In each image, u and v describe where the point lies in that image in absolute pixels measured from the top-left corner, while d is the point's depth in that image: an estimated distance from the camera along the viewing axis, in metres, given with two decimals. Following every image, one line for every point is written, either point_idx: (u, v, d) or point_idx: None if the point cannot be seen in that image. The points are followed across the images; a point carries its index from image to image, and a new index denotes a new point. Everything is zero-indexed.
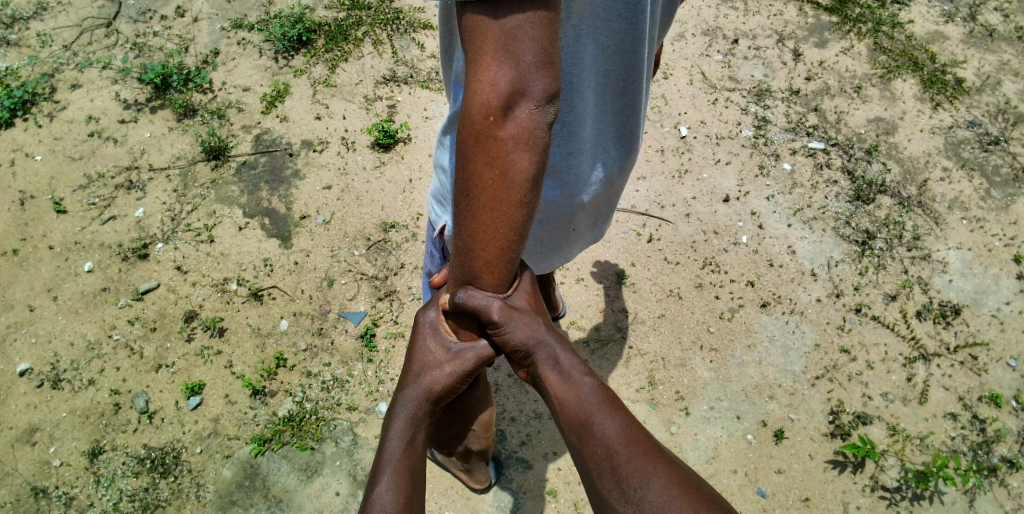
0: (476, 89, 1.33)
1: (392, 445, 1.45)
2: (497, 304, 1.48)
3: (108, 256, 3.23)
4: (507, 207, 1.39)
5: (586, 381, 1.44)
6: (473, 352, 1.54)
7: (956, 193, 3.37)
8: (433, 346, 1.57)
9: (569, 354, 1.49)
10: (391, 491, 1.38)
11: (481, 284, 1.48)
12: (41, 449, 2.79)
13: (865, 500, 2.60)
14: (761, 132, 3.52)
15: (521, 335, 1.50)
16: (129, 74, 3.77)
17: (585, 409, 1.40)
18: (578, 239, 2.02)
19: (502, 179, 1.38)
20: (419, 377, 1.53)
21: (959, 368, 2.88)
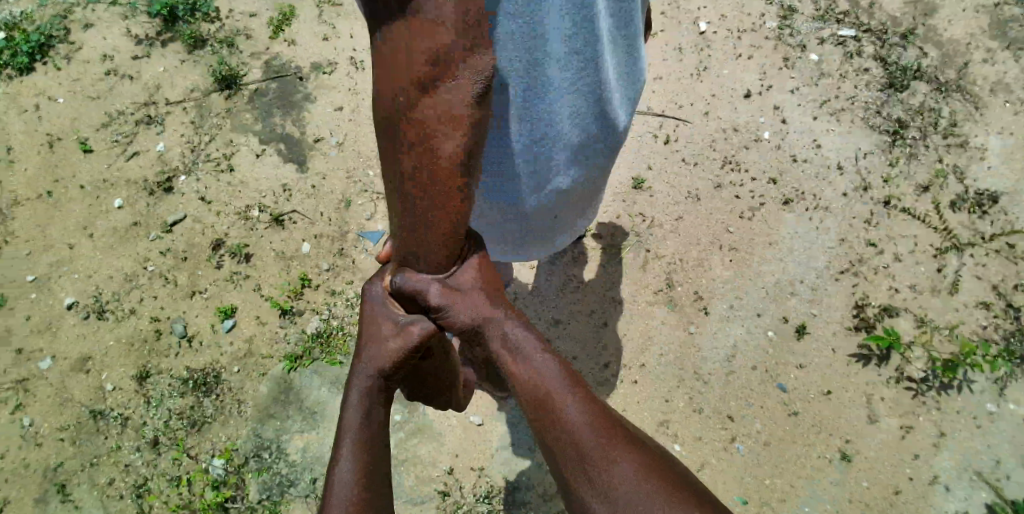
0: (396, 78, 1.16)
1: (349, 434, 1.20)
2: (440, 285, 1.25)
3: (135, 191, 3.31)
4: (445, 194, 1.23)
5: (544, 360, 1.16)
6: (426, 325, 1.26)
7: (1000, 74, 3.12)
8: (381, 318, 1.29)
9: (521, 328, 1.20)
10: (355, 482, 1.16)
11: (420, 266, 1.29)
12: (95, 375, 2.94)
13: (888, 392, 2.60)
14: (786, 23, 3.28)
15: (468, 311, 1.23)
16: (138, 9, 3.76)
17: (544, 393, 1.14)
18: (567, 223, 1.89)
19: (434, 165, 1.21)
20: (369, 355, 1.25)
21: (994, 257, 2.77)
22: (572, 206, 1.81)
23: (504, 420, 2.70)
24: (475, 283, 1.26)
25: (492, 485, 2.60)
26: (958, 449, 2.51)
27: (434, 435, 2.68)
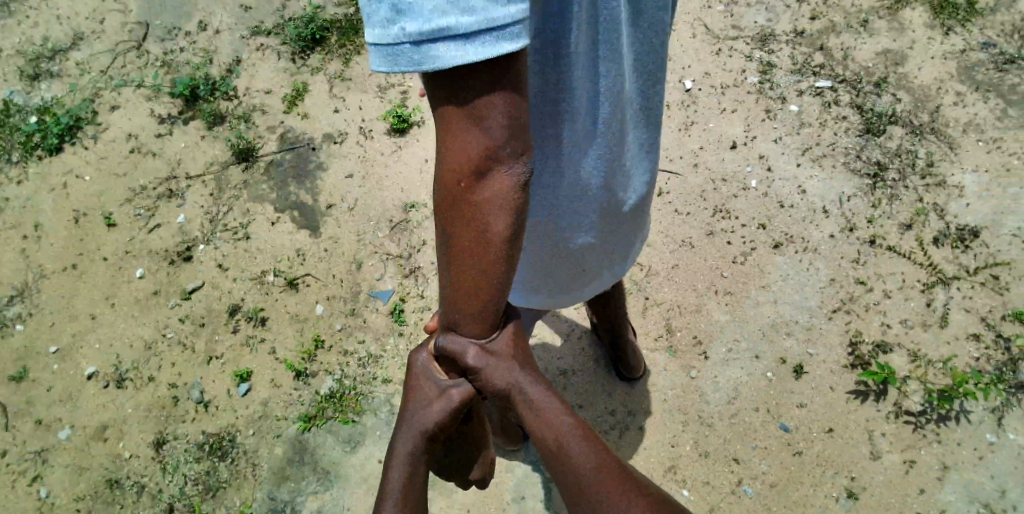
0: (448, 154, 1.18)
1: (392, 488, 1.23)
2: (481, 349, 1.27)
3: (157, 261, 3.48)
4: (486, 268, 1.23)
5: (569, 422, 1.22)
6: (462, 389, 1.30)
7: (972, 116, 3.28)
8: (420, 384, 1.32)
9: (550, 395, 1.25)
10: None
11: (463, 332, 1.28)
12: (112, 444, 3.05)
13: (888, 427, 2.65)
14: (766, 77, 3.48)
15: (503, 376, 1.27)
16: (162, 90, 4.02)
17: (569, 450, 1.19)
18: (595, 276, 1.91)
19: (479, 240, 1.21)
20: (410, 420, 1.28)
21: (980, 289, 2.87)
22: (599, 255, 1.84)
23: (514, 472, 2.77)
24: (513, 351, 1.29)
25: None
26: (961, 482, 2.54)
27: (446, 490, 2.74)
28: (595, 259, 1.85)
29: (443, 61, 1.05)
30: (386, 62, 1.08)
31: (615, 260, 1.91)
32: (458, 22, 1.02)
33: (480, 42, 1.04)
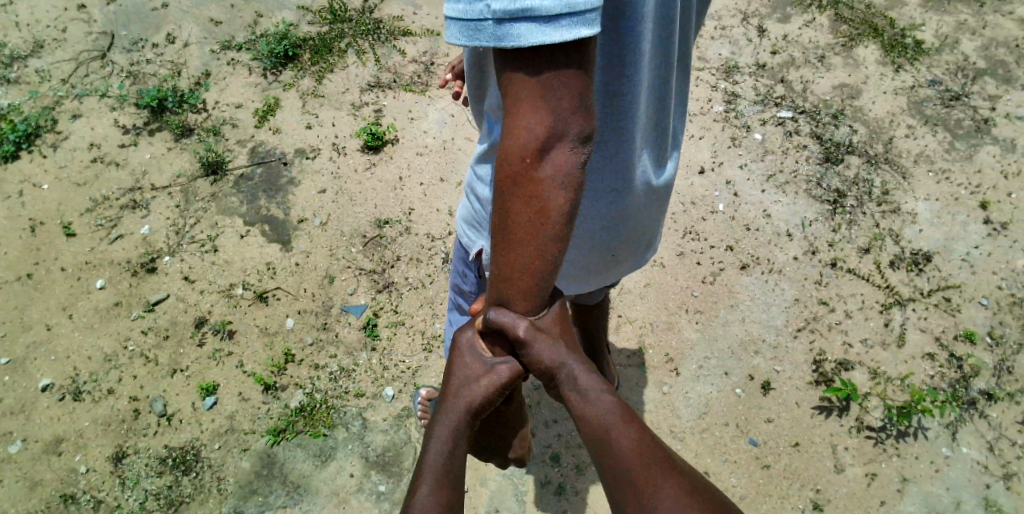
0: (510, 134, 1.31)
1: (433, 451, 1.39)
2: (531, 326, 1.42)
3: (118, 272, 3.39)
4: (542, 242, 1.35)
5: (607, 401, 1.39)
6: (508, 365, 1.45)
7: (922, 148, 3.47)
8: (469, 361, 1.47)
9: (590, 374, 1.43)
10: (431, 495, 1.34)
11: (513, 307, 1.42)
12: (67, 458, 2.92)
13: (851, 442, 2.75)
14: (731, 106, 3.63)
15: (547, 355, 1.43)
16: (127, 101, 3.95)
17: (607, 426, 1.36)
18: (622, 266, 1.92)
19: (537, 213, 1.34)
20: (457, 395, 1.43)
21: (933, 310, 3.02)
22: (630, 245, 1.85)
23: (489, 486, 2.75)
24: (557, 331, 1.46)
25: None
26: (920, 494, 2.65)
27: None
28: (626, 247, 1.85)
29: (523, 40, 1.19)
30: (468, 35, 1.23)
31: (642, 252, 1.92)
32: (540, 6, 1.16)
33: (556, 24, 1.18)
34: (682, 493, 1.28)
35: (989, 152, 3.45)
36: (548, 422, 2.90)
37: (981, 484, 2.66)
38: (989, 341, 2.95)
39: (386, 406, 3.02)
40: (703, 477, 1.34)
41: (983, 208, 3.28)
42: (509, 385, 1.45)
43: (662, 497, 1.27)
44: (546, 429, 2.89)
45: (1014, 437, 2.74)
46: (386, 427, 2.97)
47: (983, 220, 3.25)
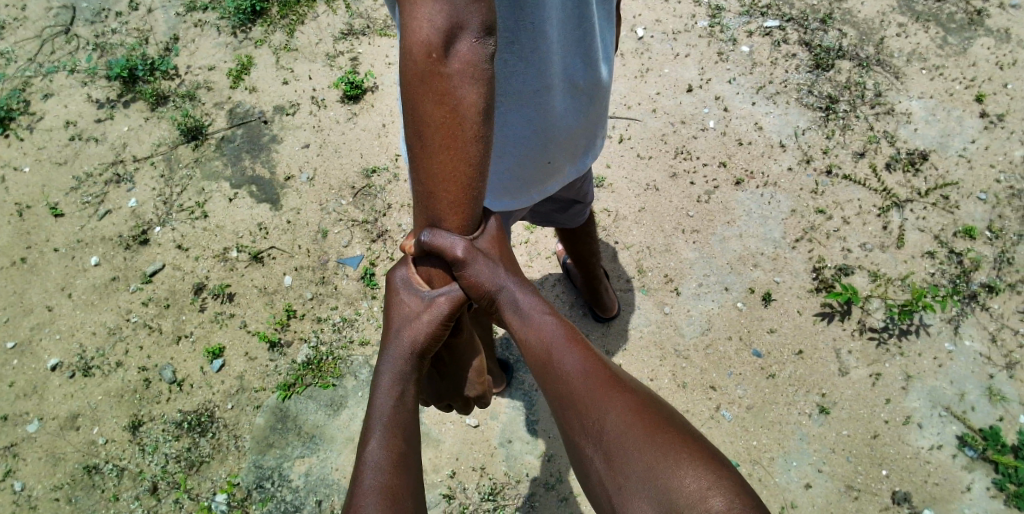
0: (412, 32, 1.33)
1: (380, 403, 1.41)
2: (463, 245, 1.46)
3: (111, 248, 3.37)
4: (462, 145, 1.39)
5: (547, 319, 1.42)
6: (447, 296, 1.51)
7: (914, 45, 3.38)
8: (408, 299, 1.54)
9: (529, 295, 1.47)
10: (382, 447, 1.33)
11: (446, 225, 1.46)
12: (85, 432, 2.96)
13: (855, 344, 2.76)
14: (716, 21, 3.52)
15: (484, 278, 1.47)
16: (97, 74, 3.87)
17: (546, 346, 1.39)
18: (561, 172, 1.89)
19: (452, 115, 1.37)
20: (396, 338, 1.49)
21: (932, 209, 2.98)
22: (564, 148, 1.82)
23: (499, 419, 2.80)
24: (493, 252, 1.50)
25: (495, 482, 2.68)
26: (924, 389, 2.67)
27: (434, 442, 2.77)
28: (562, 151, 1.82)
29: None
30: None
31: (578, 156, 1.90)
32: None
33: None
34: (620, 405, 1.28)
35: (983, 45, 3.35)
36: None
37: (984, 375, 2.68)
38: (989, 235, 2.92)
39: None
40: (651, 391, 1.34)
41: (980, 101, 3.21)
42: (451, 315, 1.52)
43: (599, 409, 1.28)
44: None
45: (1016, 326, 2.75)
46: None
47: (979, 113, 3.19)
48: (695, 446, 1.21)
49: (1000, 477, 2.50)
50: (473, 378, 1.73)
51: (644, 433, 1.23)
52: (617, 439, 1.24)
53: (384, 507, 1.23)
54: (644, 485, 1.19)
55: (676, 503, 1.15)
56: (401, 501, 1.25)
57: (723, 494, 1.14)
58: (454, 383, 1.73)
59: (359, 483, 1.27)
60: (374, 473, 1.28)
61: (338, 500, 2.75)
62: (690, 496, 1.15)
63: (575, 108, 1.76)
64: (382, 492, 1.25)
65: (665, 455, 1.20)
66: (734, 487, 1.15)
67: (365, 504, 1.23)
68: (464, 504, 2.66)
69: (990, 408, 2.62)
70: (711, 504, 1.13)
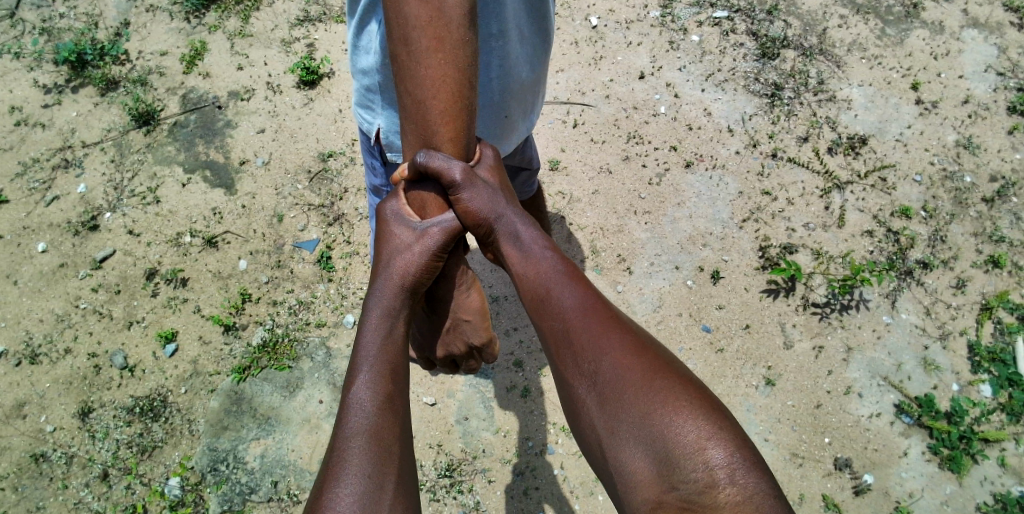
0: None
1: (368, 339, 1.62)
2: (461, 166, 1.75)
3: (60, 234, 3.30)
4: (449, 48, 1.66)
5: (546, 254, 1.69)
6: (439, 228, 1.80)
7: (855, 36, 3.52)
8: (401, 230, 1.81)
9: (529, 230, 1.75)
10: (368, 390, 1.50)
11: (441, 149, 1.75)
12: (33, 419, 2.90)
13: (799, 318, 2.87)
14: (667, 11, 3.62)
15: (482, 205, 1.77)
16: (44, 59, 3.79)
17: (547, 285, 1.61)
18: (516, 129, 2.04)
19: (438, 15, 1.62)
20: (388, 268, 1.75)
21: (871, 190, 3.11)
22: (519, 102, 1.96)
23: (456, 397, 2.83)
24: (492, 178, 1.82)
25: (452, 458, 2.71)
26: (864, 361, 2.79)
27: None
28: (517, 105, 1.96)
29: None
30: None
31: (530, 111, 2.05)
32: None
33: None
34: (624, 354, 1.43)
35: (919, 36, 3.51)
36: (508, 331, 2.96)
37: (919, 346, 2.81)
38: (923, 214, 3.07)
39: (349, 333, 3.04)
40: (657, 341, 1.48)
41: (915, 89, 3.36)
42: (443, 244, 1.80)
43: (602, 356, 1.44)
44: (506, 339, 2.94)
45: (949, 299, 2.90)
46: (350, 353, 3.01)
47: (914, 100, 3.33)
48: (695, 392, 1.35)
49: (935, 441, 2.63)
50: (478, 323, 1.94)
51: (642, 376, 1.38)
52: (613, 377, 1.41)
53: (370, 445, 1.40)
54: (643, 433, 1.33)
55: (673, 450, 1.28)
56: (385, 443, 1.42)
57: (720, 446, 1.26)
58: (450, 322, 1.93)
59: (346, 424, 1.44)
60: (361, 415, 1.45)
61: (294, 480, 2.75)
62: (688, 446, 1.27)
63: (530, 59, 1.90)
64: (367, 434, 1.42)
65: (665, 402, 1.33)
66: (732, 441, 1.27)
67: (351, 446, 1.40)
68: (421, 481, 2.68)
69: (925, 377, 2.76)
70: (708, 455, 1.25)
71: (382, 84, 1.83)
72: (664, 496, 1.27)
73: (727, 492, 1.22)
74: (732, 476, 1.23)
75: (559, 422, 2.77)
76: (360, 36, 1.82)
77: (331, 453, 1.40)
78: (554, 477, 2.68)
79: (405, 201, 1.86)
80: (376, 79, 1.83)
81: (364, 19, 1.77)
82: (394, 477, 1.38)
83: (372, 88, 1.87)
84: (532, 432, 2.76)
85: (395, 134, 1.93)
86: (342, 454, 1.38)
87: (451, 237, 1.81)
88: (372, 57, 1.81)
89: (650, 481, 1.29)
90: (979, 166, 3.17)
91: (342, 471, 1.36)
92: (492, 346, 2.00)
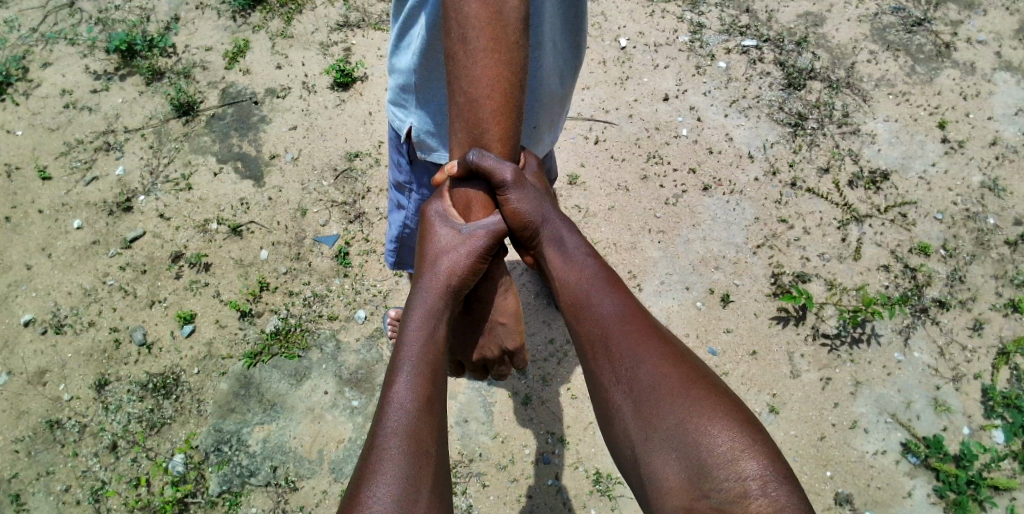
0: None
1: (411, 339, 1.64)
2: (512, 168, 1.78)
3: (95, 213, 3.44)
4: (504, 50, 1.67)
5: (589, 261, 1.74)
6: (485, 230, 1.82)
7: (883, 72, 3.52)
8: (446, 230, 1.83)
9: (573, 236, 1.80)
10: (409, 390, 1.54)
11: (492, 150, 1.77)
12: (53, 387, 3.01)
13: (807, 348, 2.85)
14: (696, 36, 3.66)
15: (530, 208, 1.81)
16: (96, 47, 3.98)
17: (589, 292, 1.67)
18: (543, 138, 2.07)
19: (497, 18, 1.64)
20: (434, 267, 1.77)
21: (890, 226, 3.10)
22: (548, 112, 1.99)
23: (458, 398, 2.87)
24: (539, 184, 1.87)
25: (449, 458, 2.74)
26: (872, 395, 2.76)
27: None
28: (545, 115, 1.99)
29: None
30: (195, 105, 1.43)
31: (557, 121, 2.08)
32: None
33: None
34: (663, 362, 1.48)
35: (949, 75, 3.50)
36: None
37: (930, 386, 2.77)
38: (942, 253, 3.04)
39: (359, 327, 3.11)
40: (692, 352, 1.53)
41: (941, 128, 3.34)
42: (489, 247, 1.82)
43: (639, 363, 1.50)
44: None
45: (964, 341, 2.85)
46: (358, 347, 3.07)
47: (940, 138, 3.32)
48: (730, 404, 1.39)
49: (941, 484, 2.58)
50: (512, 326, 1.96)
51: (677, 383, 1.43)
52: (650, 383, 1.46)
53: (408, 447, 1.44)
54: (676, 440, 1.37)
55: (706, 459, 1.32)
56: (423, 446, 1.45)
57: (755, 457, 1.30)
58: (486, 325, 1.96)
59: (385, 425, 1.48)
60: (401, 417, 1.49)
61: (294, 467, 2.81)
62: (722, 456, 1.31)
63: (562, 73, 1.93)
64: (405, 436, 1.46)
65: (702, 411, 1.37)
66: (766, 453, 1.30)
67: (390, 447, 1.44)
68: None
69: (935, 418, 2.71)
70: (742, 465, 1.29)
71: (417, 84, 1.85)
72: (695, 503, 1.30)
73: (759, 503, 1.25)
74: (765, 488, 1.26)
75: (557, 432, 2.79)
76: (402, 35, 1.84)
77: (368, 454, 1.44)
78: (548, 487, 2.69)
79: (449, 202, 1.89)
80: (412, 79, 1.85)
81: (409, 19, 1.79)
82: (430, 484, 1.41)
83: (407, 87, 1.90)
84: (530, 439, 2.78)
85: (428, 134, 1.94)
86: (381, 456, 1.42)
87: (496, 239, 1.82)
88: (410, 57, 1.83)
89: (680, 488, 1.33)
90: (1004, 209, 3.13)
91: (378, 471, 1.40)
92: (522, 352, 2.03)
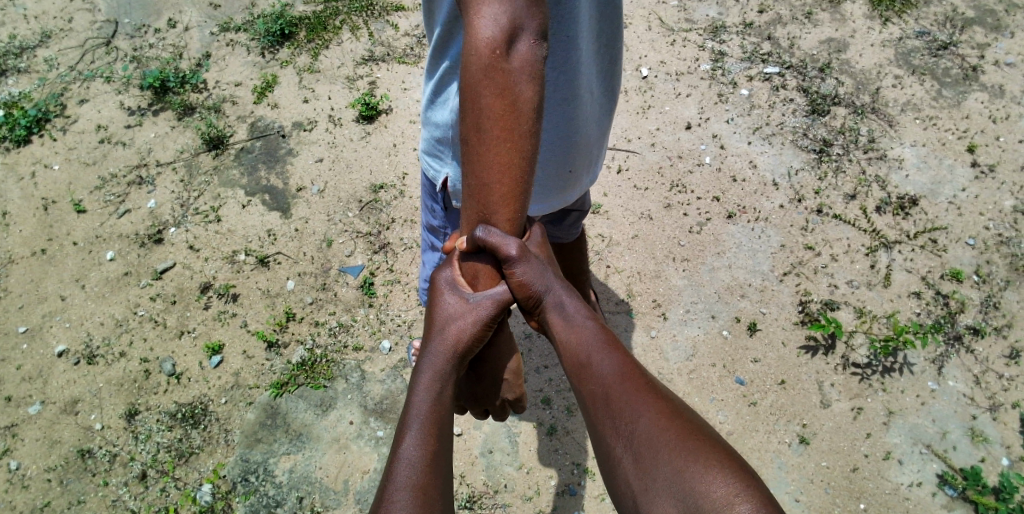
0: (474, 36, 1.54)
1: (419, 400, 1.61)
2: (518, 243, 1.68)
3: (128, 245, 3.52)
4: (518, 137, 1.60)
5: (589, 323, 1.67)
6: (491, 298, 1.75)
7: (909, 96, 3.49)
8: (453, 299, 1.76)
9: (575, 300, 1.72)
10: (416, 447, 1.52)
11: (498, 226, 1.67)
12: (84, 417, 3.06)
13: (837, 378, 2.80)
14: (717, 64, 3.67)
15: (534, 278, 1.72)
16: (131, 84, 4.10)
17: (587, 351, 1.61)
18: (579, 182, 2.06)
19: (511, 109, 1.58)
20: (441, 333, 1.71)
21: (920, 252, 3.04)
22: (584, 157, 1.99)
23: (482, 429, 2.85)
24: (542, 253, 1.77)
25: (473, 490, 2.72)
26: (906, 426, 2.69)
27: None
28: (582, 159, 1.99)
29: None
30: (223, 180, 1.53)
31: (594, 164, 2.07)
32: None
33: None
34: (659, 415, 1.44)
35: (977, 98, 3.46)
36: (538, 369, 2.98)
37: (966, 415, 2.70)
38: (975, 279, 2.97)
39: (383, 358, 3.12)
40: (687, 406, 1.50)
41: (970, 151, 3.30)
42: (494, 316, 1.75)
43: (637, 418, 1.46)
44: (537, 375, 2.96)
45: (1001, 370, 2.78)
46: (383, 377, 3.08)
47: (970, 162, 3.27)
48: (725, 453, 1.36)
49: None
50: (512, 381, 2.01)
51: (675, 436, 1.40)
52: (648, 437, 1.42)
53: (415, 504, 1.43)
54: (674, 490, 1.34)
55: (703, 504, 1.29)
56: (431, 499, 1.45)
57: (750, 501, 1.27)
58: (491, 381, 1.97)
59: (393, 479, 1.47)
60: (409, 471, 1.48)
61: (319, 498, 2.81)
62: (718, 501, 1.28)
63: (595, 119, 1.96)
64: (413, 489, 1.45)
65: (698, 461, 1.34)
66: (760, 498, 1.28)
67: (397, 500, 1.42)
68: None
69: (972, 449, 2.63)
70: (738, 509, 1.26)
71: (453, 138, 1.86)
72: None
73: None
74: None
75: (584, 464, 2.76)
76: (438, 92, 1.85)
77: (378, 505, 1.43)
78: None
79: (458, 270, 1.82)
80: (449, 135, 1.86)
81: (444, 79, 1.81)
82: None
83: (443, 140, 1.90)
84: (555, 471, 2.75)
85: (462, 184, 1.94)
86: (389, 507, 1.41)
87: (501, 308, 1.75)
88: (447, 114, 1.83)
89: None
90: None
91: None
92: (521, 400, 2.10)
